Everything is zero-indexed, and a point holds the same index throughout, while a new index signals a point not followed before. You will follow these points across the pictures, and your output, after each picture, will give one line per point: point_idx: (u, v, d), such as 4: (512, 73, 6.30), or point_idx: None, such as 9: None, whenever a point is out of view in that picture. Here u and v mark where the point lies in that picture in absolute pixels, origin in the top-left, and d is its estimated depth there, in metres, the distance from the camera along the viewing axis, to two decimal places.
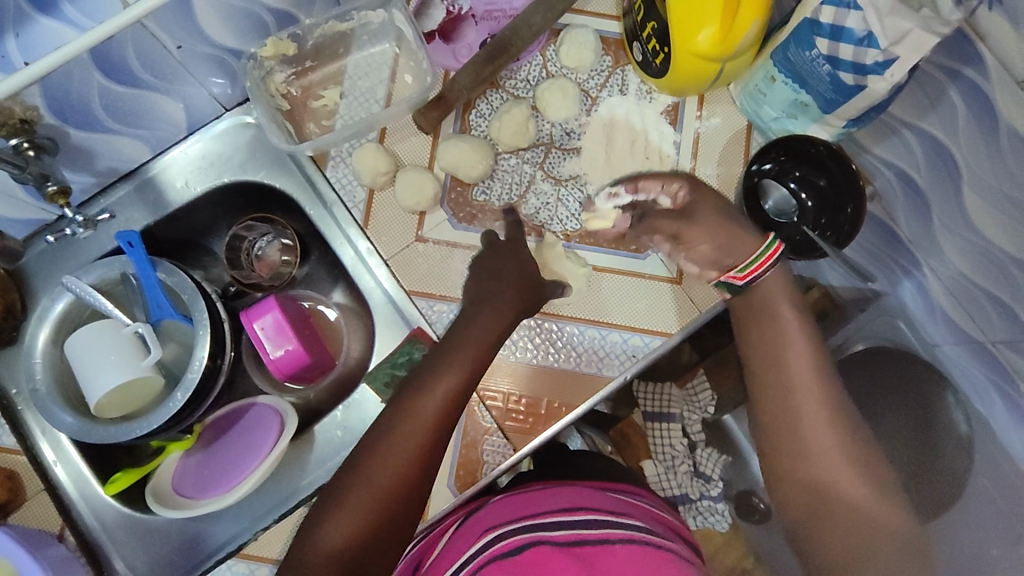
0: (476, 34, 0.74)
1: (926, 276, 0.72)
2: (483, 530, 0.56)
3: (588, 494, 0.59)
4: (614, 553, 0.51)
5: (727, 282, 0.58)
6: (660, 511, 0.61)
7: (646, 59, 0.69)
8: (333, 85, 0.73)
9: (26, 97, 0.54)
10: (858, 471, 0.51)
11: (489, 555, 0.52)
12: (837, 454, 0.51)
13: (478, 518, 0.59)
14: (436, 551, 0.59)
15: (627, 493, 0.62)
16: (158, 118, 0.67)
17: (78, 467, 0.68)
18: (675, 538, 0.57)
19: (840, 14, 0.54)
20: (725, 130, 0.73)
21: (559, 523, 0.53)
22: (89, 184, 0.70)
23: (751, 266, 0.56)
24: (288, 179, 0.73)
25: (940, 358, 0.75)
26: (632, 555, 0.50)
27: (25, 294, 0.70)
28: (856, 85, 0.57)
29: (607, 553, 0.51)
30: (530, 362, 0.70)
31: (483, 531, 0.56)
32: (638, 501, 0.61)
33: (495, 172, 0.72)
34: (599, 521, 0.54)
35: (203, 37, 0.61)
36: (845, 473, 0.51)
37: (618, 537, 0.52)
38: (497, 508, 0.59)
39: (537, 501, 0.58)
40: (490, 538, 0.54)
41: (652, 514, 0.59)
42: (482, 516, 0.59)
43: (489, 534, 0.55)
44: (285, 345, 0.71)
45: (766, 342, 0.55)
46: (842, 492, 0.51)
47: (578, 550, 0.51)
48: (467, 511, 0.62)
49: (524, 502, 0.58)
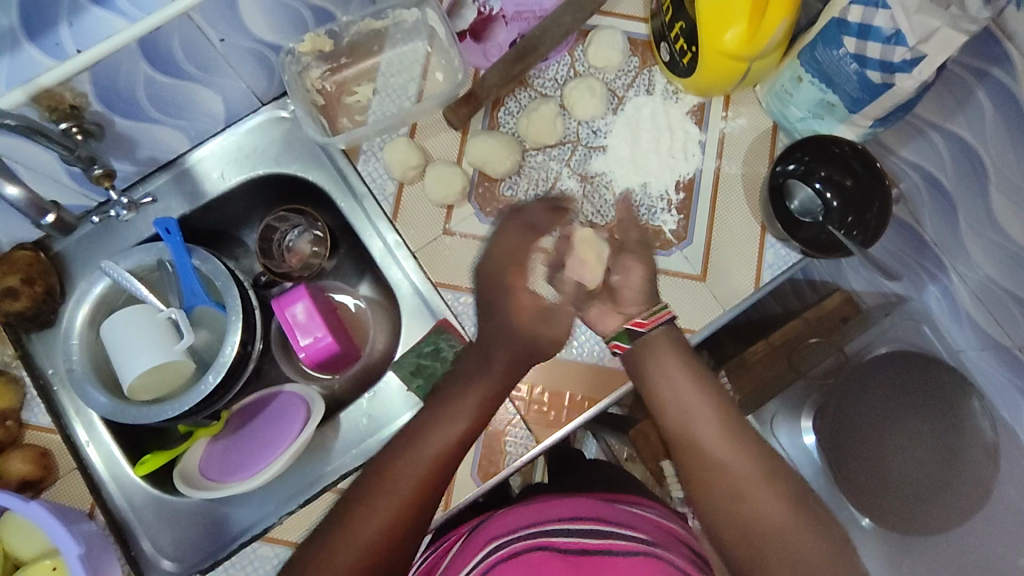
0: (506, 34, 0.75)
1: (953, 281, 0.71)
2: (489, 539, 0.57)
3: (594, 505, 0.59)
4: (616, 562, 0.52)
5: (630, 330, 0.60)
6: (666, 520, 0.61)
7: (673, 58, 0.71)
8: (367, 81, 0.75)
9: (76, 83, 0.56)
10: (791, 510, 0.51)
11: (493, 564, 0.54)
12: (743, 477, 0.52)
13: (487, 525, 0.60)
14: (446, 562, 0.60)
15: (634, 505, 0.62)
16: (198, 111, 0.69)
17: (110, 448, 0.70)
18: (677, 545, 0.57)
19: (867, 13, 0.55)
20: (751, 130, 0.74)
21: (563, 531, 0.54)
22: (130, 172, 0.72)
23: (655, 315, 0.60)
24: (322, 172, 0.74)
25: (965, 365, 0.71)
26: (634, 563, 0.52)
27: (64, 277, 0.72)
28: (883, 84, 0.58)
29: (609, 564, 0.51)
30: (554, 356, 0.70)
31: (491, 538, 0.57)
32: (647, 513, 0.61)
33: (522, 168, 0.74)
34: (602, 529, 0.55)
35: (245, 31, 0.63)
36: (774, 510, 0.51)
37: (621, 546, 0.53)
38: (504, 517, 0.59)
39: (546, 508, 0.58)
40: (497, 547, 0.56)
41: (654, 522, 0.59)
42: (489, 526, 0.59)
43: (496, 543, 0.56)
44: (314, 333, 0.72)
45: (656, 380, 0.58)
46: (776, 530, 0.50)
47: (580, 559, 0.52)
48: (475, 523, 0.63)
49: (528, 509, 0.59)
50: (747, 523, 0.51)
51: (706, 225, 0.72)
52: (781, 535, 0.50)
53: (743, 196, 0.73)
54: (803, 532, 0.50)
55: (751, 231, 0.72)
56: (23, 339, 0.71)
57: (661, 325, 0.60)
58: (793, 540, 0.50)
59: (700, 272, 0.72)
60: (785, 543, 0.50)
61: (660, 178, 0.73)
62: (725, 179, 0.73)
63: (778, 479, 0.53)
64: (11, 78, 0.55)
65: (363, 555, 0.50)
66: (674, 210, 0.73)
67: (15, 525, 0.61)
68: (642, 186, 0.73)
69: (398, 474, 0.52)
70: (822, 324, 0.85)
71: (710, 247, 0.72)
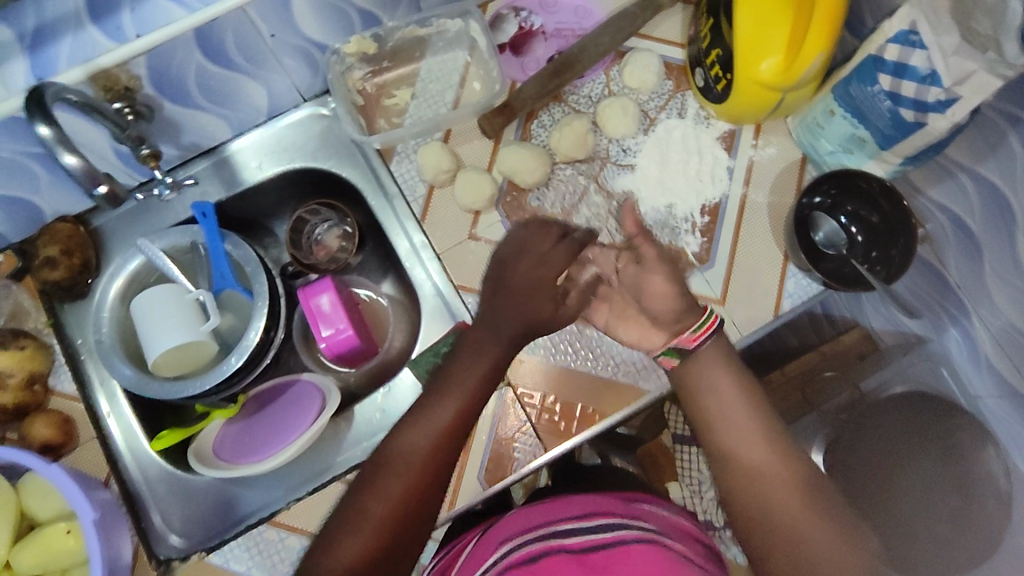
0: (545, 50, 0.78)
1: (974, 326, 0.66)
2: (503, 540, 0.58)
3: (605, 502, 0.61)
4: (630, 552, 0.52)
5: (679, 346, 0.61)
6: (681, 519, 0.62)
7: (707, 84, 0.72)
8: (406, 86, 0.77)
9: (132, 66, 0.58)
10: (810, 506, 0.53)
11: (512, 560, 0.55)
12: (766, 470, 0.54)
13: (500, 526, 0.61)
14: (460, 562, 0.61)
15: (651, 503, 0.63)
16: (243, 102, 0.72)
17: (128, 421, 0.72)
18: (690, 541, 0.58)
19: (904, 53, 0.56)
20: (781, 159, 0.75)
21: (575, 530, 0.56)
22: (172, 156, 0.74)
23: (702, 328, 0.60)
24: (355, 169, 0.76)
25: (981, 411, 0.66)
26: (645, 552, 0.52)
27: (100, 252, 0.75)
28: (916, 122, 0.59)
29: (620, 555, 0.52)
30: (568, 366, 0.71)
31: (502, 540, 0.58)
32: (661, 511, 0.62)
33: (551, 180, 0.75)
34: (614, 523, 0.56)
35: (295, 28, 0.65)
36: (791, 503, 0.53)
37: (632, 536, 0.54)
38: (515, 518, 0.61)
39: (559, 508, 0.60)
40: (512, 543, 0.57)
41: (667, 520, 0.60)
42: (503, 525, 0.61)
43: (507, 544, 0.57)
44: (336, 325, 0.74)
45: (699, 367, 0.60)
46: (791, 526, 0.52)
47: (594, 556, 0.52)
48: (487, 525, 0.65)
49: (539, 512, 0.60)
50: (771, 516, 0.53)
51: (729, 250, 0.73)
52: (797, 533, 0.52)
53: (768, 224, 0.74)
54: (820, 537, 0.51)
55: (773, 259, 0.73)
56: (55, 309, 0.73)
57: (710, 336, 0.60)
58: (806, 539, 0.51)
59: (720, 295, 0.72)
60: (796, 540, 0.52)
61: (687, 201, 0.74)
62: (751, 206, 0.74)
63: (802, 478, 0.54)
64: (71, 57, 0.56)
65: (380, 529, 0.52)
66: (698, 233, 0.73)
67: (33, 487, 0.63)
68: (668, 207, 0.74)
69: (388, 476, 0.53)
70: (838, 359, 0.83)
71: (731, 272, 0.73)
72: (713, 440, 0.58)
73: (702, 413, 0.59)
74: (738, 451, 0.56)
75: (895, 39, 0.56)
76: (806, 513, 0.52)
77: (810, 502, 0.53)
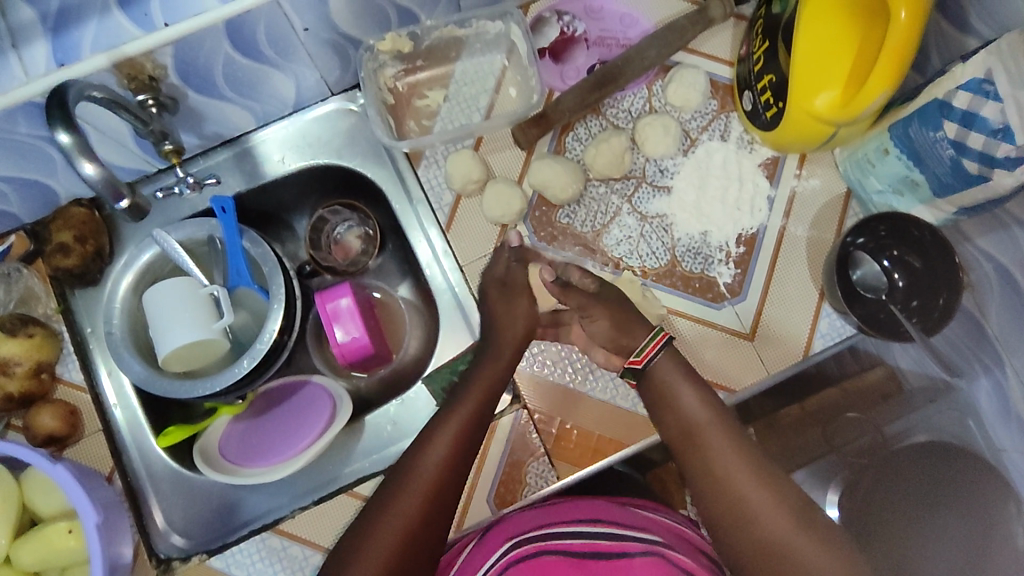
0: (586, 59, 0.74)
1: (1007, 376, 0.63)
2: (506, 539, 0.58)
3: (607, 508, 0.59)
4: (632, 566, 0.51)
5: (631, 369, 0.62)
6: (682, 526, 0.60)
7: (755, 109, 0.69)
8: (439, 87, 0.74)
9: (158, 56, 0.54)
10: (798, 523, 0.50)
11: (512, 561, 0.54)
12: (746, 489, 0.51)
13: (506, 524, 0.60)
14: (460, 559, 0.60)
15: (653, 510, 0.61)
16: (268, 93, 0.69)
17: (135, 414, 0.70)
18: (695, 553, 0.56)
19: (975, 101, 0.53)
20: (823, 193, 0.72)
21: (573, 533, 0.55)
22: (195, 145, 0.72)
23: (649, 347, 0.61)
24: (381, 170, 0.74)
25: (1006, 466, 0.63)
26: (649, 565, 0.51)
27: (114, 238, 0.73)
28: (979, 176, 0.55)
29: (623, 565, 0.51)
30: (585, 392, 0.70)
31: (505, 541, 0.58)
32: (661, 517, 0.60)
33: (582, 198, 0.72)
34: (618, 534, 0.54)
35: (330, 23, 0.62)
36: (776, 517, 0.50)
37: (637, 549, 0.52)
38: (519, 520, 0.60)
39: (565, 511, 0.59)
40: (511, 547, 0.56)
41: (669, 526, 0.58)
42: (508, 525, 0.60)
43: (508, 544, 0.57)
44: (351, 331, 0.72)
45: (673, 389, 0.59)
46: (783, 546, 0.49)
47: (591, 564, 0.51)
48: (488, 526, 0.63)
49: (546, 514, 0.59)
50: (759, 538, 0.50)
51: (763, 284, 0.71)
52: (785, 552, 0.49)
53: (806, 259, 0.71)
54: (811, 553, 0.48)
55: (808, 296, 0.70)
56: (66, 295, 0.71)
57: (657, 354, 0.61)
58: (796, 556, 0.48)
59: (749, 330, 0.70)
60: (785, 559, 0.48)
61: (723, 229, 0.71)
62: (789, 239, 0.71)
63: (787, 495, 0.51)
64: (94, 43, 0.53)
65: (430, 487, 0.52)
66: (732, 263, 0.71)
67: (36, 482, 0.62)
68: (702, 234, 0.72)
69: (409, 490, 0.52)
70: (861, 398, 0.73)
71: (762, 305, 0.71)
72: (692, 464, 0.55)
73: (680, 432, 0.57)
74: (720, 472, 0.53)
75: (966, 86, 0.53)
76: (795, 530, 0.49)
77: (799, 519, 0.50)
